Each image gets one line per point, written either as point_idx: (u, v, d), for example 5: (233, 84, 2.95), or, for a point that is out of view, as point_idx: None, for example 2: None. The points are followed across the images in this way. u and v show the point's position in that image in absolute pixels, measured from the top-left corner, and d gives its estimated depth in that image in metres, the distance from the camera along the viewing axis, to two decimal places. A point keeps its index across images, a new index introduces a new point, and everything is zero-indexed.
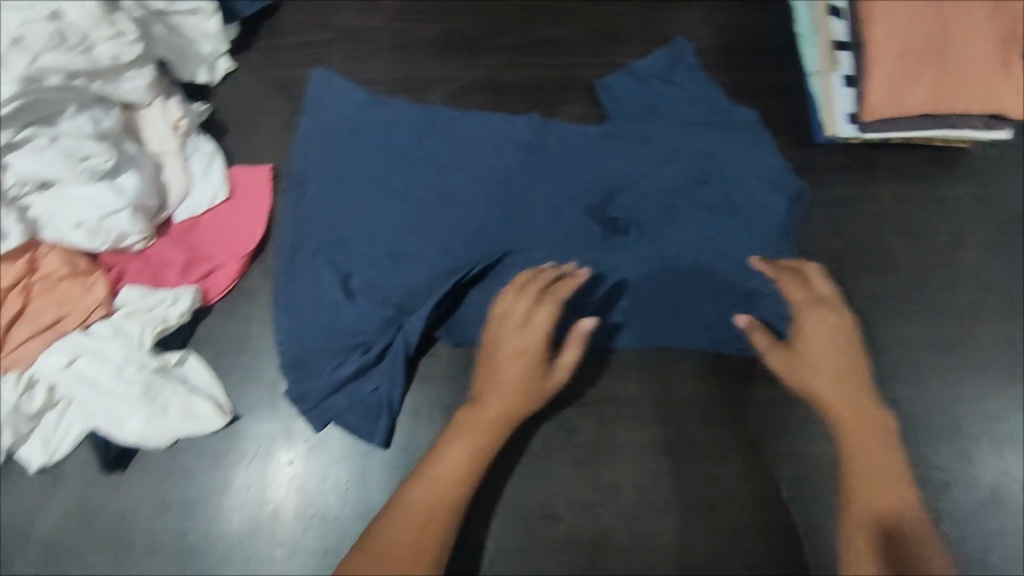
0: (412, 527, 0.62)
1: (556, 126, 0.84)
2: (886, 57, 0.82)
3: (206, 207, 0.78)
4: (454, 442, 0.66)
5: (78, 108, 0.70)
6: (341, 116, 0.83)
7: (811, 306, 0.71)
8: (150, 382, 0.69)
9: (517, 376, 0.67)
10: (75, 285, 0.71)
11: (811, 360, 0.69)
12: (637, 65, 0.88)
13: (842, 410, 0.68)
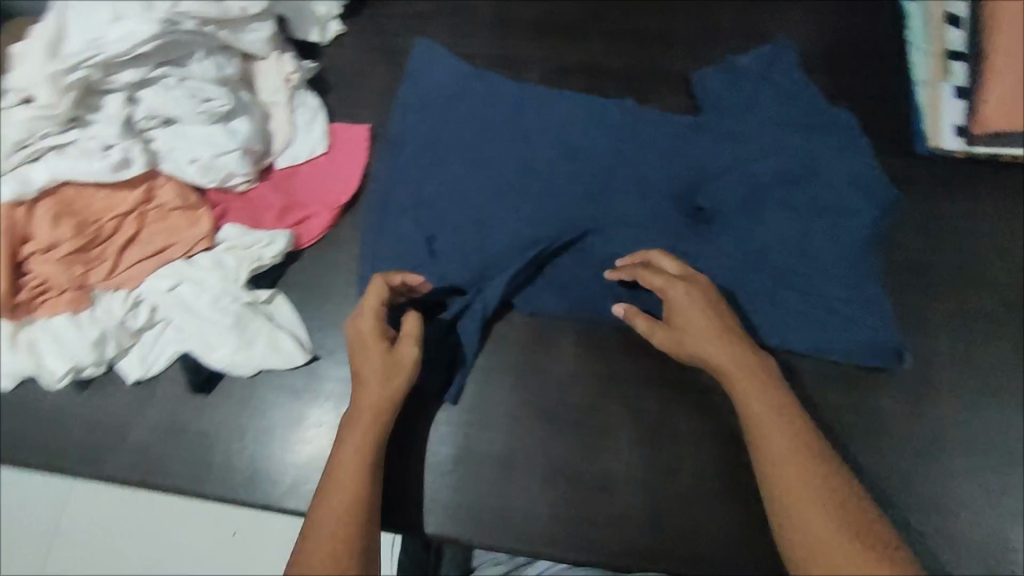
0: (336, 513, 0.57)
1: (647, 112, 0.84)
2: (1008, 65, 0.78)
3: (307, 157, 0.82)
4: (353, 425, 0.63)
5: (205, 54, 0.76)
6: (439, 84, 0.86)
7: (672, 284, 0.68)
8: (241, 315, 0.73)
9: (376, 352, 0.66)
10: (184, 217, 0.76)
11: (691, 341, 0.66)
12: (737, 62, 0.86)
13: (758, 410, 0.62)
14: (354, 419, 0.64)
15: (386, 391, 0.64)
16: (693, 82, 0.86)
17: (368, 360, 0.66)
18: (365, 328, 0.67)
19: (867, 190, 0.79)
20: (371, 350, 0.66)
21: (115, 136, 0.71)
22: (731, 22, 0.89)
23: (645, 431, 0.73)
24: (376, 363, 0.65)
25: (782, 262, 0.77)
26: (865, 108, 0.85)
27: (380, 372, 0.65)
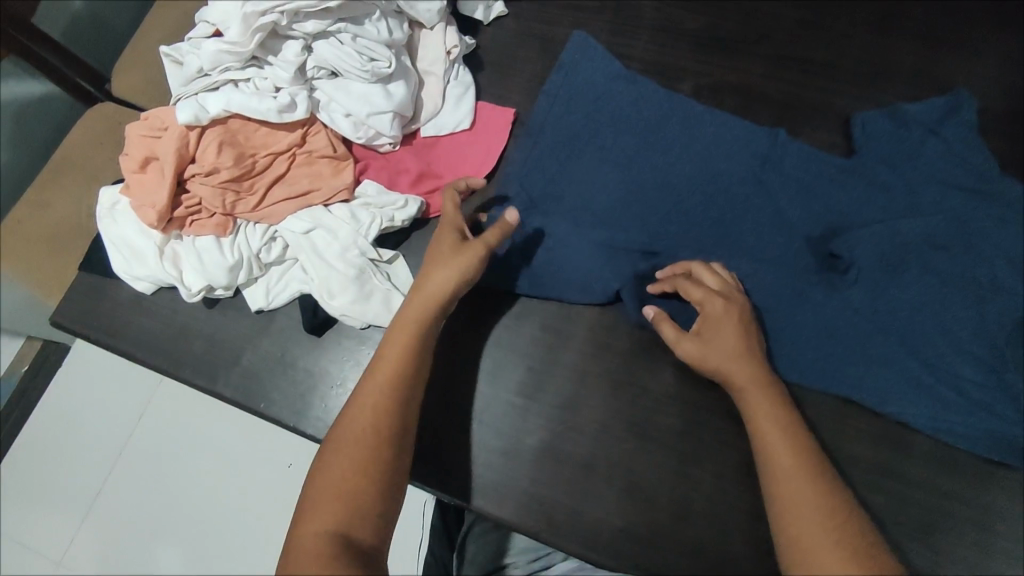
0: (372, 417, 0.61)
1: (796, 146, 0.79)
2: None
3: (450, 130, 0.84)
4: (389, 338, 0.66)
5: (381, 16, 0.79)
6: (590, 81, 0.85)
7: (710, 298, 0.68)
8: (364, 269, 0.77)
9: (444, 242, 0.71)
10: (329, 166, 0.80)
11: (715, 354, 0.65)
12: (907, 108, 0.80)
13: (769, 436, 0.61)
14: (401, 311, 0.68)
15: (438, 278, 0.68)
16: (853, 121, 0.80)
17: (431, 252, 0.71)
18: (442, 225, 0.72)
19: None
20: (440, 240, 0.71)
21: (286, 80, 0.76)
22: (906, 68, 0.83)
23: (739, 471, 0.70)
24: (435, 252, 0.70)
25: (918, 332, 0.71)
26: None
27: (436, 265, 0.69)
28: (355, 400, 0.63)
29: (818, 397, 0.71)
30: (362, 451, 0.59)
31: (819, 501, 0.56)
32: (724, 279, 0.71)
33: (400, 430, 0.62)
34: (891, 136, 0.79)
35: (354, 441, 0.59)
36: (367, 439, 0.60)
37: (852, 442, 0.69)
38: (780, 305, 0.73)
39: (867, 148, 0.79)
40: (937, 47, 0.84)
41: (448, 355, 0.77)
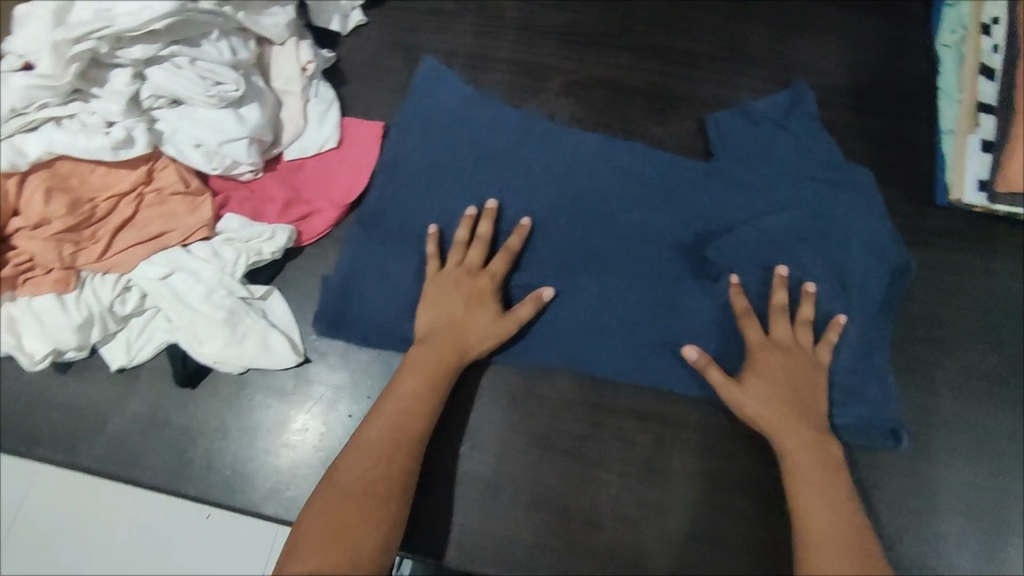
0: (381, 464, 0.61)
1: (658, 155, 0.79)
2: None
3: (316, 151, 0.80)
4: (405, 380, 0.67)
5: (220, 35, 0.73)
6: (444, 105, 0.82)
7: (764, 351, 0.68)
8: (235, 309, 0.71)
9: (473, 312, 0.69)
10: (183, 203, 0.74)
11: (767, 400, 0.66)
12: (753, 106, 0.81)
13: (806, 480, 0.63)
14: (420, 363, 0.67)
15: (469, 348, 0.68)
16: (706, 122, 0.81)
17: (458, 317, 0.69)
18: (483, 293, 0.70)
19: (878, 253, 0.75)
20: (477, 310, 0.70)
21: (118, 113, 0.68)
22: (762, 51, 0.86)
23: (641, 468, 0.70)
24: (472, 322, 0.69)
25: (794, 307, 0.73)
26: (893, 152, 0.81)
27: (466, 332, 0.69)
28: (362, 444, 0.63)
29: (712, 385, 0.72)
30: (365, 497, 0.59)
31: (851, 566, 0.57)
32: (800, 340, 0.70)
33: (405, 481, 0.62)
34: (755, 125, 0.81)
35: (355, 485, 0.59)
36: (372, 484, 0.60)
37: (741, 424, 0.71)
38: (662, 297, 0.74)
39: (738, 137, 0.80)
40: (788, 28, 0.87)
41: (335, 391, 0.73)
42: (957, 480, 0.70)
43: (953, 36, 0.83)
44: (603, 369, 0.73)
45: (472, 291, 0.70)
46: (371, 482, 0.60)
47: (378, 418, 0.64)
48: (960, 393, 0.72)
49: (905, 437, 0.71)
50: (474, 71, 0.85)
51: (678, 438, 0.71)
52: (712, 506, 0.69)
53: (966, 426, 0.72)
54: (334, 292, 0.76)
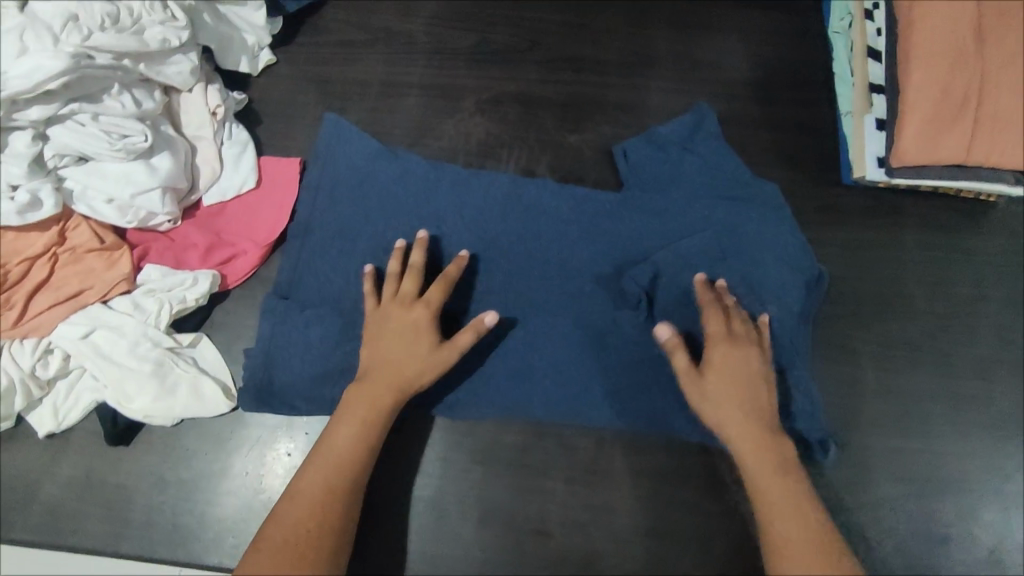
0: (312, 522, 0.61)
1: (572, 190, 0.80)
2: (929, 76, 0.72)
3: (234, 193, 0.80)
4: (343, 423, 0.66)
5: (121, 88, 0.72)
6: (349, 166, 0.82)
7: (719, 345, 0.67)
8: (162, 360, 0.71)
9: (408, 350, 0.68)
10: (100, 259, 0.73)
11: (724, 396, 0.65)
12: (658, 132, 0.83)
13: (767, 488, 0.62)
14: (357, 405, 0.66)
15: (406, 385, 0.67)
16: (615, 154, 0.83)
17: (392, 355, 0.68)
18: (416, 326, 0.69)
19: (792, 265, 0.76)
20: (415, 344, 0.68)
21: (21, 176, 0.67)
22: (668, 51, 0.88)
23: (583, 471, 0.72)
24: (407, 357, 0.67)
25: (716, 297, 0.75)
26: (797, 138, 0.84)
27: (402, 369, 0.67)
28: (300, 498, 0.63)
29: (644, 381, 0.73)
30: (295, 559, 0.59)
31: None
32: (737, 332, 0.69)
33: (338, 536, 0.62)
34: (662, 150, 0.82)
35: (295, 542, 0.60)
36: (303, 545, 0.60)
37: (679, 417, 0.72)
38: (587, 300, 0.76)
39: (652, 166, 0.82)
40: (691, 27, 0.89)
41: (273, 434, 0.74)
42: (886, 446, 0.72)
43: (843, 22, 0.85)
44: (538, 394, 0.73)
45: (406, 326, 0.69)
46: (302, 543, 0.60)
47: (314, 469, 0.64)
48: (883, 362, 0.75)
49: (832, 447, 0.71)
50: (388, 99, 0.86)
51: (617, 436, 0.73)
52: (654, 500, 0.71)
53: (891, 394, 0.74)
54: (258, 366, 0.74)
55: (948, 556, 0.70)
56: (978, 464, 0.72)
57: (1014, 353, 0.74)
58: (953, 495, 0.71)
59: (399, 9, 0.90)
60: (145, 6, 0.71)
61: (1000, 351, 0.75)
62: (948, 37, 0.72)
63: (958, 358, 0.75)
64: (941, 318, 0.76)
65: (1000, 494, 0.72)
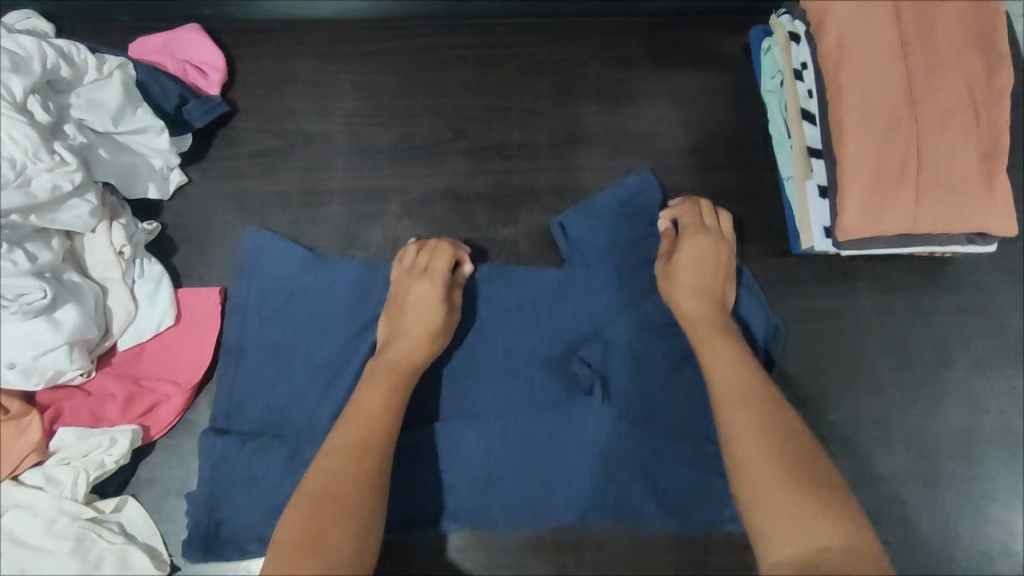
0: (350, 464, 0.57)
1: (510, 273, 0.76)
2: (863, 147, 0.68)
3: (153, 332, 0.75)
4: (370, 380, 0.64)
5: (10, 246, 0.66)
6: (276, 277, 0.77)
7: (692, 231, 0.72)
8: (83, 535, 0.65)
9: (423, 302, 0.69)
10: (7, 429, 0.67)
11: (693, 271, 0.69)
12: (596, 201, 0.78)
13: (723, 386, 0.60)
14: (380, 370, 0.65)
15: (422, 352, 0.67)
16: (555, 230, 0.78)
17: (410, 309, 0.69)
18: (426, 296, 0.69)
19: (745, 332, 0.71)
20: (428, 314, 0.68)
21: None
22: (598, 124, 0.84)
23: None
24: (424, 320, 0.68)
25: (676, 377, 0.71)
26: (741, 205, 0.80)
27: (418, 336, 0.67)
28: (325, 460, 0.58)
29: (608, 467, 0.68)
30: (338, 498, 0.55)
31: (764, 422, 0.56)
32: (711, 225, 0.73)
33: (378, 473, 0.58)
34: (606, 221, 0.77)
35: (335, 486, 0.56)
36: (346, 482, 0.56)
37: (645, 501, 0.68)
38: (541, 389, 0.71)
39: (592, 239, 0.77)
40: (621, 97, 0.85)
41: None
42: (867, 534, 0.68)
43: (774, 81, 0.81)
44: (501, 507, 0.68)
45: (419, 285, 0.70)
46: (343, 479, 0.56)
47: (342, 428, 0.60)
48: (853, 441, 0.70)
49: None
50: (310, 209, 0.82)
51: (583, 534, 0.68)
52: None
53: (865, 480, 0.69)
54: (201, 515, 0.68)
55: None
56: (963, 546, 0.68)
57: (984, 419, 0.71)
58: None
59: (315, 111, 0.86)
60: (29, 155, 0.66)
61: (971, 418, 0.71)
62: (879, 103, 0.69)
63: (929, 430, 0.71)
64: (907, 387, 0.72)
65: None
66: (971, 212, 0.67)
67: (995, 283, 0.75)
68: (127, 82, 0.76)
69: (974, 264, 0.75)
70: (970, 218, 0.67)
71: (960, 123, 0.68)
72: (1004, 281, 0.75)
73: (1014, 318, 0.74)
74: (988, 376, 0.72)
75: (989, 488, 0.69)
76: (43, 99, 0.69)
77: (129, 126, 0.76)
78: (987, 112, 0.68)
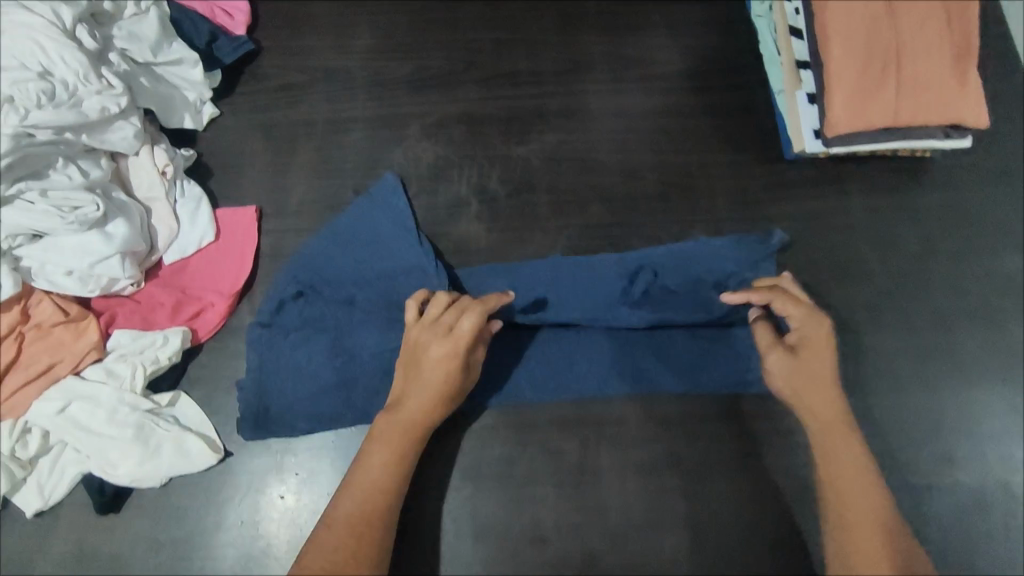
0: (358, 530, 0.62)
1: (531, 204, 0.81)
2: (847, 52, 0.74)
3: (195, 248, 0.81)
4: (387, 439, 0.66)
5: (66, 161, 0.72)
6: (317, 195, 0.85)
7: (806, 320, 0.67)
8: (143, 423, 0.71)
9: (443, 367, 0.66)
10: (68, 330, 0.73)
11: (809, 372, 0.66)
12: (602, 122, 0.85)
13: (848, 488, 0.62)
14: (388, 434, 0.66)
15: (431, 415, 0.67)
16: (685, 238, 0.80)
17: (430, 370, 0.67)
18: (441, 364, 0.66)
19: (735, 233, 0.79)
20: (447, 376, 0.66)
21: None
22: (602, 52, 0.88)
23: (570, 471, 0.72)
24: (434, 392, 0.66)
25: (681, 268, 0.78)
26: (740, 117, 0.85)
27: (431, 402, 0.66)
28: (333, 518, 0.62)
29: (621, 345, 0.76)
30: (344, 562, 0.60)
31: (871, 517, 0.60)
32: (808, 308, 0.68)
33: (379, 542, 0.62)
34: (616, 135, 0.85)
35: (342, 551, 0.60)
36: (354, 547, 0.61)
37: (662, 375, 0.74)
38: (562, 277, 0.78)
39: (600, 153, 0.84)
40: (622, 29, 0.89)
41: (261, 482, 0.74)
42: (862, 404, 0.74)
43: (764, 6, 0.86)
44: (527, 382, 0.75)
45: (444, 347, 0.66)
46: (352, 545, 0.61)
47: (352, 486, 0.64)
48: (848, 325, 0.76)
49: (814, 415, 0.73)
50: (335, 136, 0.87)
51: (601, 409, 0.74)
52: (644, 492, 0.71)
53: (859, 358, 0.75)
54: (253, 399, 0.75)
55: (933, 504, 0.71)
56: (950, 412, 0.74)
57: (967, 301, 0.77)
58: (930, 448, 0.72)
59: (335, 48, 0.91)
60: (80, 78, 0.72)
61: (954, 301, 0.77)
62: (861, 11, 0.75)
63: (914, 312, 0.77)
64: (895, 275, 0.78)
65: (974, 438, 0.73)
66: (947, 105, 0.73)
67: (975, 180, 0.81)
68: (162, 18, 0.81)
69: (955, 163, 0.81)
70: (946, 111, 0.73)
71: (934, 27, 0.74)
72: (983, 177, 0.81)
73: (993, 209, 0.80)
74: (969, 263, 0.78)
75: (972, 363, 0.75)
76: (90, 28, 0.74)
77: (166, 57, 0.82)
78: (957, 17, 0.75)
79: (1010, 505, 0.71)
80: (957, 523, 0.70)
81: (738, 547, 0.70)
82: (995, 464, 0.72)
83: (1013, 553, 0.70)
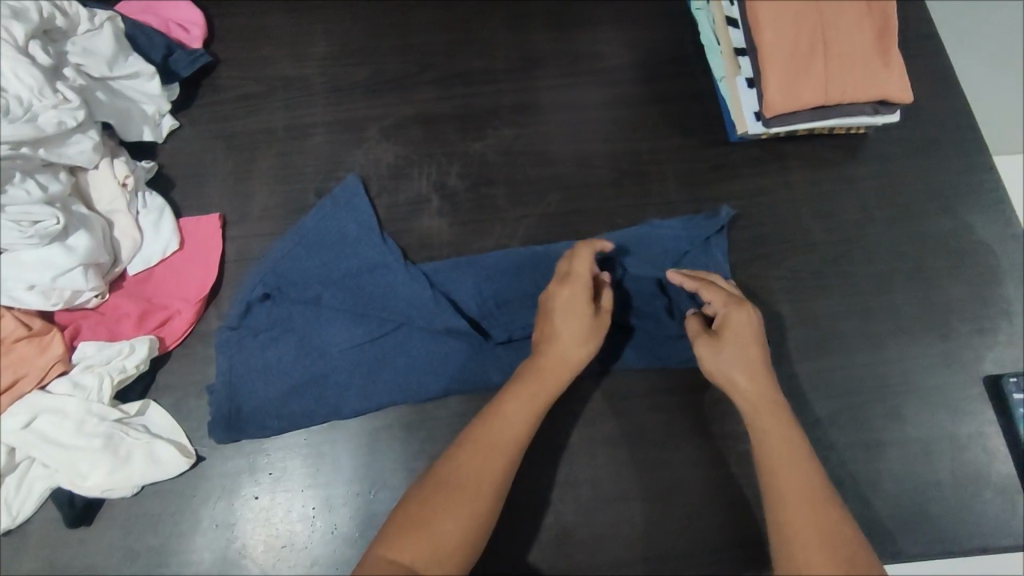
0: (484, 462, 0.62)
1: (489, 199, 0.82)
2: (778, 35, 0.79)
3: (160, 258, 0.81)
4: (522, 377, 0.67)
5: (23, 175, 0.72)
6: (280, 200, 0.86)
7: (728, 305, 0.70)
8: (112, 433, 0.70)
9: (572, 307, 0.68)
10: (31, 345, 0.72)
11: (733, 354, 0.68)
12: (555, 114, 0.89)
13: (787, 481, 0.61)
14: (522, 372, 0.67)
15: (564, 355, 0.67)
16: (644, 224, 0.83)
17: (558, 310, 0.69)
18: (574, 300, 0.68)
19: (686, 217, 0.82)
20: (576, 316, 0.68)
21: None
22: (552, 48, 0.92)
23: (541, 449, 0.74)
24: (571, 329, 0.68)
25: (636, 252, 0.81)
26: (686, 104, 0.89)
27: (563, 340, 0.68)
28: (460, 449, 0.63)
29: None
30: (469, 488, 0.60)
31: (812, 509, 0.59)
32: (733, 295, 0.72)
33: (502, 476, 0.62)
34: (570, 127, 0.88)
35: (468, 478, 0.61)
36: (480, 479, 0.61)
37: (626, 353, 0.77)
38: (524, 267, 0.81)
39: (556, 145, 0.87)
40: (571, 25, 0.93)
41: (233, 484, 0.74)
42: (815, 367, 0.77)
43: None
44: (495, 369, 0.77)
45: (570, 289, 0.69)
46: (477, 476, 0.61)
47: (481, 421, 0.65)
48: (798, 292, 0.80)
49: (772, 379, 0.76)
50: (296, 141, 0.89)
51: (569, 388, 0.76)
52: (614, 465, 0.73)
53: (809, 323, 0.79)
54: (224, 402, 0.75)
55: (885, 456, 0.74)
56: (897, 369, 0.77)
57: (905, 264, 0.81)
58: (881, 403, 0.76)
59: (292, 57, 0.93)
60: (34, 92, 0.72)
61: (894, 265, 0.81)
62: None
63: (859, 278, 0.81)
64: (839, 244, 0.82)
65: (921, 392, 0.77)
66: (872, 81, 0.78)
67: (906, 151, 0.86)
68: (117, 33, 0.83)
69: (887, 137, 0.86)
70: (872, 86, 0.78)
71: (855, 11, 0.80)
72: (914, 149, 0.86)
73: (925, 177, 0.85)
74: (906, 229, 0.83)
75: (915, 322, 0.79)
76: (43, 45, 0.76)
77: (122, 71, 0.83)
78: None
79: (955, 453, 0.75)
80: (908, 472, 0.74)
81: (705, 511, 0.72)
82: (940, 415, 0.76)
83: (961, 498, 0.73)
